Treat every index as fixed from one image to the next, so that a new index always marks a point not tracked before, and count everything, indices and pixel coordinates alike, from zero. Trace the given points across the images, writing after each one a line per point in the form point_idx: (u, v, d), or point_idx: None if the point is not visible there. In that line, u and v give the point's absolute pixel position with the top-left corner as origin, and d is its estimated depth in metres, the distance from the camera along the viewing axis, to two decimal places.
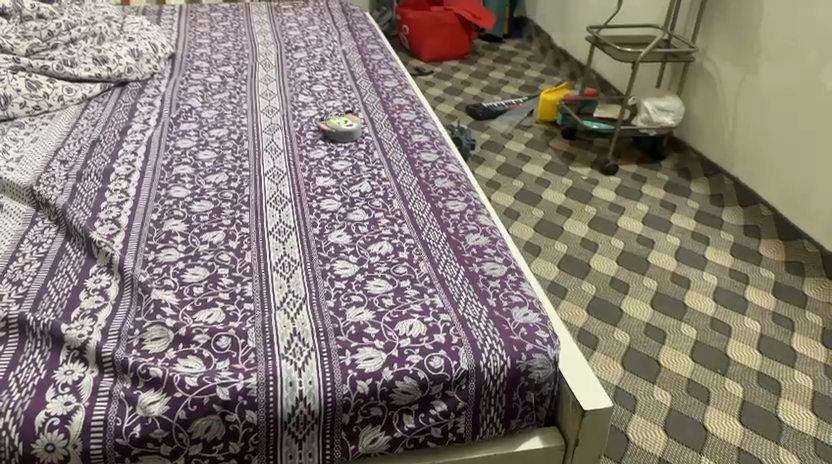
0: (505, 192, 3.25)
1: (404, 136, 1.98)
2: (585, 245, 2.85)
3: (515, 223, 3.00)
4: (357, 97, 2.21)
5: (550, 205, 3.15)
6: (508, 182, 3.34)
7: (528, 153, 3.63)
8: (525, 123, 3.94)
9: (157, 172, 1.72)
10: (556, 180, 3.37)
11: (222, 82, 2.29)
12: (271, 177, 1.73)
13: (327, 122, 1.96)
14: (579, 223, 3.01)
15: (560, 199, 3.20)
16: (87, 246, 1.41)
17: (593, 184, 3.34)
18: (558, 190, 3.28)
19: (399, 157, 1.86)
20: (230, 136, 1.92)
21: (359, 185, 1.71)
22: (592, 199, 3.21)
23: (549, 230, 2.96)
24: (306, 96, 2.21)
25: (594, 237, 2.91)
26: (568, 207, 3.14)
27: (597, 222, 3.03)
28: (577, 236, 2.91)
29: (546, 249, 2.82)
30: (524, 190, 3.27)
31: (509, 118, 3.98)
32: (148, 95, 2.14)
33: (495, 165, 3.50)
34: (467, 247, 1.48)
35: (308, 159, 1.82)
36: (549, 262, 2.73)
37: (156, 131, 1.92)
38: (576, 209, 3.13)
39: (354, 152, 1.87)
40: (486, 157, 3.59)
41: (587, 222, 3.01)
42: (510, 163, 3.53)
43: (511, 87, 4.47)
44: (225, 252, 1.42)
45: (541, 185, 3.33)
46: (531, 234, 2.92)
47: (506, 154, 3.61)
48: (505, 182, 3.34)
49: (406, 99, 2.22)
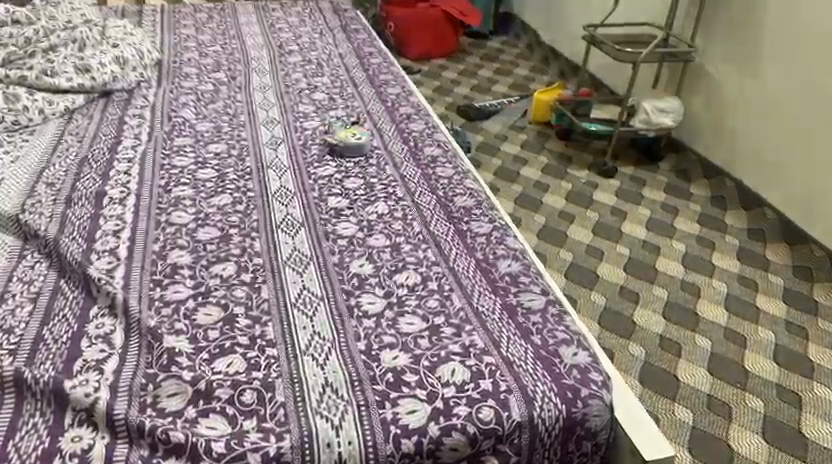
0: (503, 197, 3.16)
1: (415, 148, 1.87)
2: (589, 252, 2.77)
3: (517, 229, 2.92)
4: (361, 106, 2.09)
5: (551, 210, 3.06)
6: (507, 187, 3.25)
7: (525, 155, 3.54)
8: (519, 124, 3.85)
9: (154, 194, 1.58)
10: (555, 183, 3.28)
11: (214, 90, 2.15)
12: (279, 198, 1.60)
13: (333, 134, 1.85)
14: (583, 229, 2.93)
15: (560, 203, 3.12)
16: (85, 284, 1.28)
17: (593, 188, 3.26)
18: (558, 193, 3.20)
19: (413, 173, 1.75)
20: (230, 153, 1.79)
21: (374, 205, 1.59)
22: (594, 202, 3.13)
23: (552, 236, 2.88)
24: (307, 105, 2.08)
25: (598, 243, 2.84)
26: (569, 211, 3.06)
27: (601, 227, 2.95)
28: (582, 243, 2.83)
29: (551, 256, 2.74)
30: (523, 194, 3.18)
31: (502, 118, 3.89)
32: (136, 106, 1.99)
33: (491, 168, 3.41)
34: (500, 275, 1.37)
35: (317, 177, 1.70)
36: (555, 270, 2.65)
37: (149, 148, 1.78)
38: (578, 213, 3.05)
39: (364, 169, 1.75)
40: (482, 161, 3.48)
41: (591, 228, 2.94)
42: (506, 166, 3.43)
43: (501, 85, 4.37)
44: (239, 287, 1.30)
45: (540, 188, 3.24)
46: (534, 240, 2.84)
47: (502, 157, 3.51)
48: (504, 186, 3.25)
49: (412, 107, 2.10)
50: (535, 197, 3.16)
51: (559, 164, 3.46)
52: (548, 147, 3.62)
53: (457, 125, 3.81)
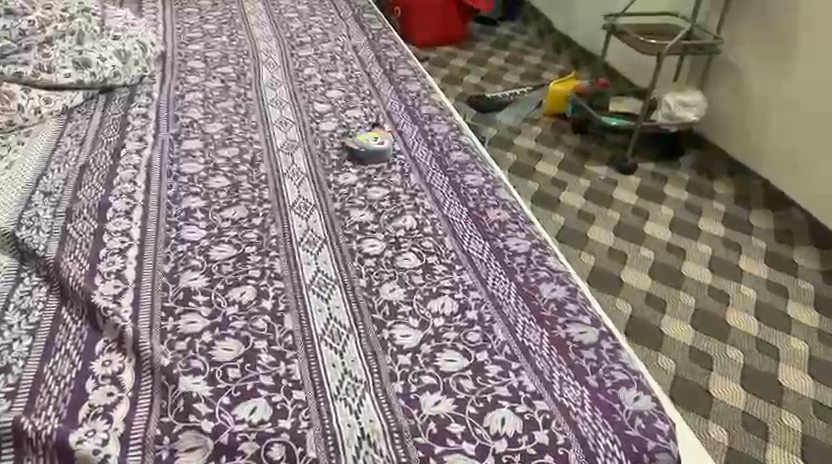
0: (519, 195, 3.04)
1: (441, 153, 1.74)
2: (611, 255, 2.66)
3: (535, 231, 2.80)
4: (380, 105, 1.96)
5: (570, 209, 2.94)
6: (522, 184, 3.12)
7: (540, 149, 3.41)
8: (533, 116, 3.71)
9: (163, 207, 1.46)
10: (574, 181, 3.16)
11: (223, 87, 2.01)
12: (298, 210, 1.48)
13: (353, 138, 1.72)
14: (604, 230, 2.82)
15: (578, 201, 3.00)
16: (89, 313, 1.16)
17: (613, 185, 3.13)
18: (576, 191, 3.08)
19: (441, 181, 1.62)
20: (243, 158, 1.66)
21: (402, 218, 1.47)
22: (614, 202, 3.01)
23: (572, 238, 2.76)
24: (322, 104, 1.94)
25: (621, 245, 2.73)
26: (589, 211, 2.94)
27: (623, 228, 2.84)
28: (603, 246, 2.71)
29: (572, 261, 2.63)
30: (539, 192, 3.06)
31: (515, 110, 3.74)
32: (139, 105, 1.86)
33: (506, 164, 3.27)
34: (545, 303, 1.25)
35: (337, 186, 1.57)
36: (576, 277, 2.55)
37: (155, 152, 1.65)
38: (599, 213, 2.93)
39: (388, 176, 1.62)
40: (495, 156, 3.35)
41: (612, 230, 2.82)
42: (522, 162, 3.30)
43: (512, 74, 4.22)
44: (259, 317, 1.18)
45: (558, 185, 3.12)
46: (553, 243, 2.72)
47: (516, 152, 3.39)
48: (520, 184, 3.12)
49: (434, 106, 1.97)
50: (552, 195, 3.04)
51: (575, 160, 3.33)
52: (564, 141, 3.49)
53: (468, 118, 3.66)
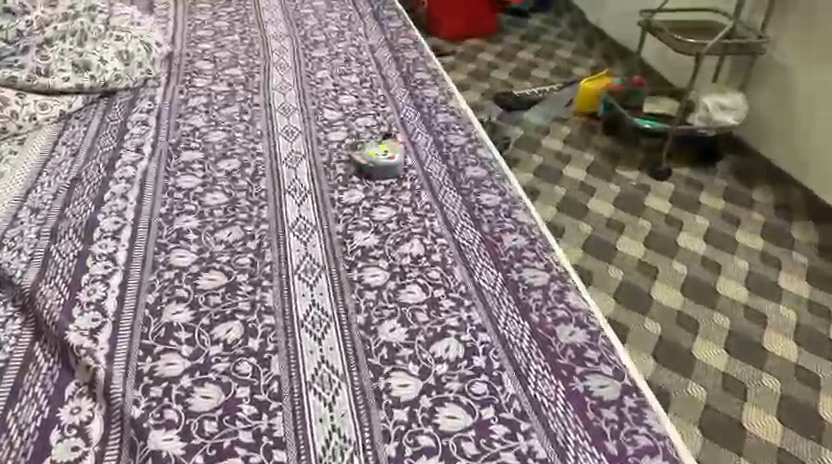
0: (545, 200, 2.89)
1: (456, 168, 1.61)
2: (642, 269, 2.51)
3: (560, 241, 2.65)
4: (393, 112, 1.84)
5: (599, 217, 2.79)
6: (549, 189, 2.97)
7: (568, 151, 3.25)
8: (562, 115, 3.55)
9: (154, 226, 1.37)
10: (603, 186, 3.01)
11: (230, 90, 1.91)
12: (298, 232, 1.37)
13: (362, 151, 1.60)
14: (633, 241, 2.67)
15: (608, 209, 2.85)
16: (62, 350, 1.07)
17: (645, 192, 2.97)
18: (606, 198, 2.92)
19: (454, 201, 1.50)
20: (244, 172, 1.56)
21: (408, 244, 1.35)
22: (646, 210, 2.86)
23: (600, 250, 2.61)
24: (332, 110, 1.83)
25: (652, 259, 2.57)
26: (619, 220, 2.79)
27: (653, 239, 2.68)
28: (632, 259, 2.57)
29: (599, 275, 2.49)
30: (567, 199, 2.91)
31: (544, 108, 3.58)
32: (140, 111, 1.76)
33: (531, 167, 3.13)
34: (561, 348, 1.13)
35: (342, 204, 1.46)
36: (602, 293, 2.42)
37: (152, 164, 1.56)
38: (628, 223, 2.78)
39: (397, 194, 1.51)
40: (521, 159, 3.19)
41: (642, 241, 2.67)
42: (548, 164, 3.15)
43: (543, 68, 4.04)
44: (244, 359, 1.07)
45: (586, 191, 2.96)
46: (579, 255, 2.58)
47: (543, 153, 3.23)
48: (546, 188, 2.98)
49: (451, 114, 1.84)
50: (580, 201, 2.89)
51: (605, 164, 3.16)
52: (594, 143, 3.32)
53: (493, 116, 3.50)
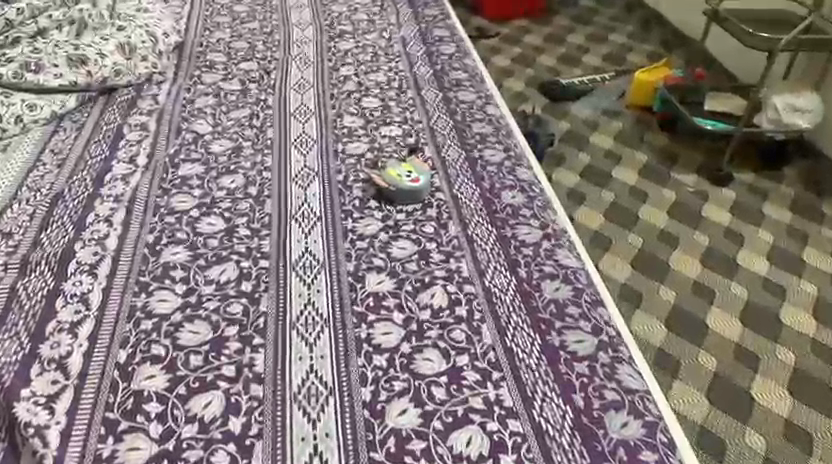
0: (591, 205, 2.62)
1: (491, 193, 1.40)
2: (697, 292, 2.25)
3: (607, 255, 2.39)
4: (423, 120, 1.62)
5: (650, 228, 2.52)
6: (596, 193, 2.69)
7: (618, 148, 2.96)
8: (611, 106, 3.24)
9: (138, 258, 1.19)
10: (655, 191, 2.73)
11: (242, 90, 1.71)
12: (301, 271, 1.18)
13: (380, 173, 1.39)
14: (687, 258, 2.40)
15: (661, 218, 2.57)
16: (9, 425, 0.93)
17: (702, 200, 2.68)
18: (658, 204, 2.65)
19: (487, 236, 1.28)
20: (247, 191, 1.36)
21: (429, 293, 1.15)
22: (702, 220, 2.58)
23: (651, 267, 2.35)
24: (353, 116, 1.62)
25: (709, 280, 2.31)
26: (672, 232, 2.51)
27: (710, 256, 2.42)
28: (686, 279, 2.31)
29: (649, 297, 2.23)
30: (615, 204, 2.63)
31: (593, 98, 3.27)
32: (140, 113, 1.58)
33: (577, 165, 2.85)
34: (609, 447, 0.93)
35: (356, 237, 1.26)
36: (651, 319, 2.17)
37: (145, 179, 1.38)
38: (682, 235, 2.51)
39: (421, 225, 1.30)
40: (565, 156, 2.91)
41: (697, 258, 2.40)
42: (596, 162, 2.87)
43: (595, 50, 3.70)
44: (220, 446, 0.90)
45: (637, 195, 2.69)
46: (629, 274, 2.32)
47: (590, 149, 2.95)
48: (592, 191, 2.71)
49: (489, 124, 1.62)
50: (630, 207, 2.62)
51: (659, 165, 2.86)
52: (648, 141, 3.00)
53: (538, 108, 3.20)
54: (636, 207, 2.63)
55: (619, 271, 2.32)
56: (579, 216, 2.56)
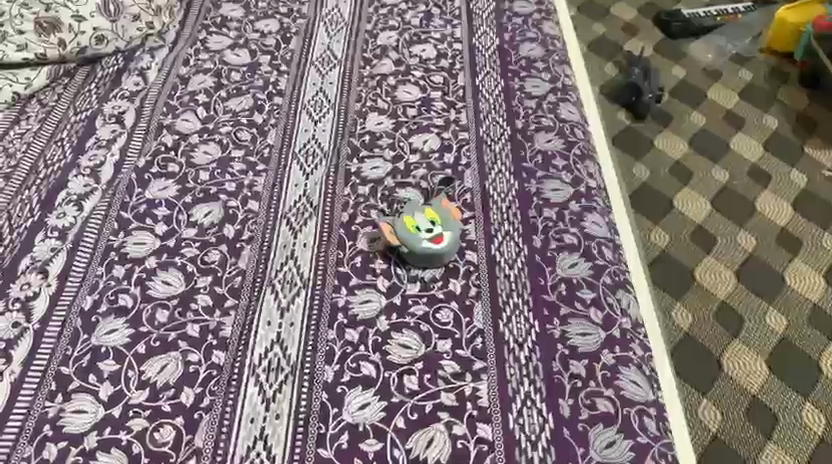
0: (691, 159, 1.84)
1: (542, 257, 1.03)
2: (823, 316, 1.55)
3: (701, 248, 1.67)
4: (470, 126, 1.24)
5: (767, 206, 1.74)
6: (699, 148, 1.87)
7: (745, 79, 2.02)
8: (734, 44, 2.10)
9: (66, 334, 0.93)
10: (787, 143, 1.87)
11: (251, 64, 1.36)
12: (263, 377, 0.88)
13: (393, 221, 1.03)
14: (819, 258, 1.64)
15: (789, 191, 1.77)
16: None
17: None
18: (790, 160, 1.83)
19: (523, 334, 0.93)
20: (222, 232, 1.06)
21: (425, 436, 0.83)
22: None
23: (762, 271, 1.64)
24: (380, 113, 1.26)
25: None
26: (801, 215, 1.72)
27: None
28: (810, 293, 1.59)
29: (752, 319, 1.55)
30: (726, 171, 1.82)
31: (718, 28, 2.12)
32: (121, 97, 1.29)
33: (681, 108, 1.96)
34: None
35: (347, 320, 0.95)
36: (749, 349, 1.51)
37: (104, 203, 1.10)
38: (814, 216, 1.72)
39: (438, 303, 0.97)
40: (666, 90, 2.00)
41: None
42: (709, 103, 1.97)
43: None
44: None
45: (761, 144, 1.87)
46: (729, 283, 1.61)
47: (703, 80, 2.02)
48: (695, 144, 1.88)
49: (557, 137, 1.23)
50: (750, 167, 1.82)
51: (802, 122, 1.92)
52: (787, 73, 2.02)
53: (639, 33, 2.14)
54: (755, 171, 1.82)
55: (715, 278, 1.62)
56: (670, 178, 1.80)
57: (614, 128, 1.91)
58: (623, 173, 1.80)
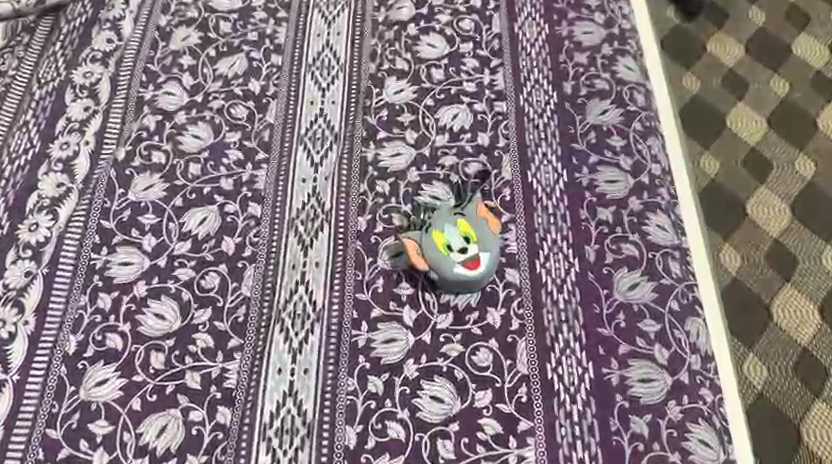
0: (750, 62, 1.52)
1: (596, 275, 0.87)
2: None
3: (754, 177, 1.41)
4: (509, 93, 1.03)
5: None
6: (757, 46, 1.53)
7: None
8: None
9: (50, 386, 0.82)
10: None
11: (243, 9, 1.12)
12: (277, 443, 0.77)
13: (413, 237, 0.87)
14: None
15: None
16: None
17: None
18: None
19: (576, 382, 0.80)
20: (219, 247, 0.90)
21: None
22: None
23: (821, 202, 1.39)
24: (399, 77, 1.05)
25: None
26: None
27: None
28: None
29: (806, 262, 1.33)
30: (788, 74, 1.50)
31: None
32: (92, 59, 1.08)
33: None
34: None
35: (369, 364, 0.81)
36: (802, 296, 1.31)
37: (81, 209, 0.94)
38: None
39: (475, 341, 0.83)
40: None
41: None
42: None
43: None
44: None
45: None
46: (782, 219, 1.37)
47: None
48: (754, 42, 1.54)
49: (614, 106, 1.01)
50: (817, 70, 1.50)
51: None
52: None
53: None
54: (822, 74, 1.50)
55: (764, 213, 1.38)
56: (723, 86, 1.50)
57: (660, 22, 1.57)
58: (669, 81, 1.49)
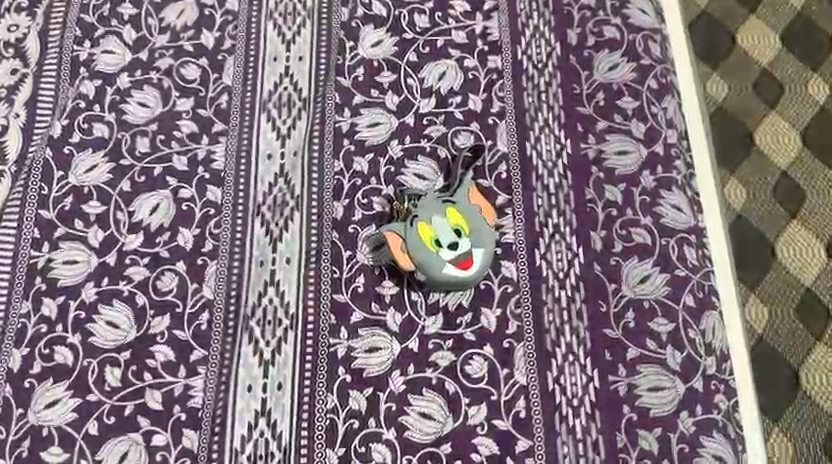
0: None
1: (603, 267, 0.78)
2: None
3: (763, 99, 1.15)
4: (504, 45, 0.88)
5: None
6: None
7: None
8: None
9: None
10: None
11: None
12: None
13: (395, 229, 0.76)
14: None
15: None
16: None
17: None
18: None
19: (579, 393, 0.73)
20: (176, 241, 0.79)
21: None
22: None
23: None
24: (376, 26, 0.89)
25: None
26: None
27: None
28: None
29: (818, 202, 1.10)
30: None
31: None
32: (17, 9, 0.92)
33: None
34: None
35: (351, 378, 0.73)
36: (808, 234, 1.09)
37: (14, 197, 0.82)
38: None
39: (468, 347, 0.74)
40: None
41: None
42: None
43: None
44: None
45: None
46: (793, 151, 1.13)
47: None
48: None
49: (626, 58, 0.88)
50: None
51: None
52: None
53: None
54: None
55: (772, 143, 1.13)
56: None
57: None
58: None
